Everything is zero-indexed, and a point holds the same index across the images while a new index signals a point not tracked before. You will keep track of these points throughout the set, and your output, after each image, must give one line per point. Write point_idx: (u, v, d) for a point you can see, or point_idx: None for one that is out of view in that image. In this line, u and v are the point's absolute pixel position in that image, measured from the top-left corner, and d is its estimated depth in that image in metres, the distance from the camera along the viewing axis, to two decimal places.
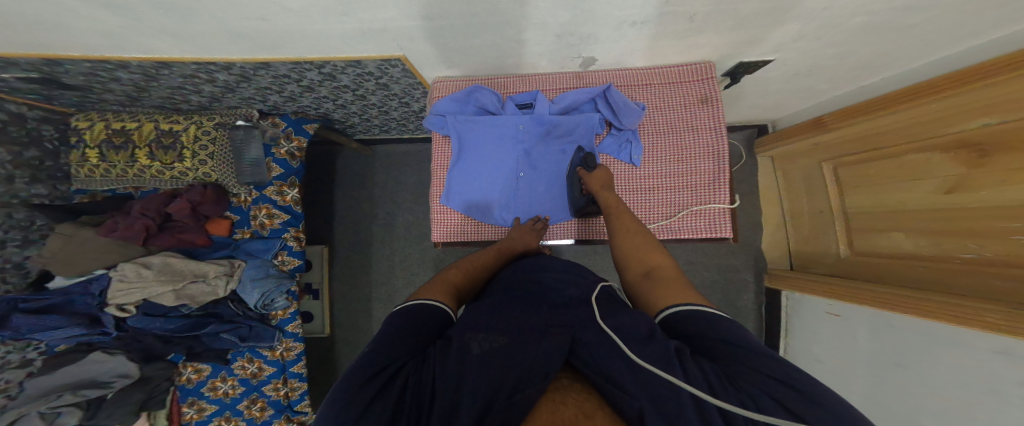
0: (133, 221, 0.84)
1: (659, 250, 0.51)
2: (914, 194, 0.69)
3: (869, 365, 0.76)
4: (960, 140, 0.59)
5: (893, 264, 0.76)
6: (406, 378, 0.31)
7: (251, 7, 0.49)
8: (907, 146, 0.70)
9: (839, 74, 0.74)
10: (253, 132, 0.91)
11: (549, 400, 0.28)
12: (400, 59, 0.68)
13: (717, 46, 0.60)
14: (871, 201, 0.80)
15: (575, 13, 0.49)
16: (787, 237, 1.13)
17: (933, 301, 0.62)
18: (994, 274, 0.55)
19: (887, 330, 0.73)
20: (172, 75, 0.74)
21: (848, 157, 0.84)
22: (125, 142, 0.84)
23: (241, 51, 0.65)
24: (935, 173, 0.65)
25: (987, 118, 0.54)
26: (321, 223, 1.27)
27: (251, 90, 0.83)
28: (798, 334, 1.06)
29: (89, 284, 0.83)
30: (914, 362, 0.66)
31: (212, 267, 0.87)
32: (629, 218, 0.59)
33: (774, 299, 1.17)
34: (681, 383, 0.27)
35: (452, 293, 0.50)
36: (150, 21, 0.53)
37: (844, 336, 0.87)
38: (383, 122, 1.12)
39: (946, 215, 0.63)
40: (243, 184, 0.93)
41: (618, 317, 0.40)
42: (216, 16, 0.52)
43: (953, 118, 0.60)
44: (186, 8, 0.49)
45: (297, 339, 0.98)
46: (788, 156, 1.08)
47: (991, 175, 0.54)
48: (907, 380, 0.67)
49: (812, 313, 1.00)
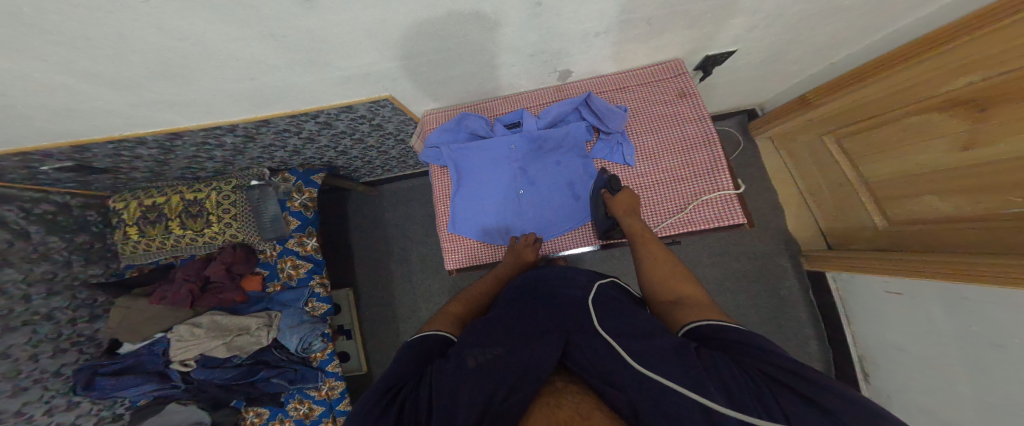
0: (178, 288, 0.93)
1: (690, 280, 0.49)
2: (928, 154, 0.68)
3: (963, 352, 0.66)
4: (954, 98, 0.61)
5: (934, 231, 0.72)
6: (405, 397, 0.35)
7: (240, 69, 0.52)
8: (906, 109, 0.70)
9: (806, 55, 0.78)
10: (267, 190, 0.98)
11: (542, 403, 0.31)
12: (388, 99, 0.68)
13: (682, 43, 0.63)
14: (891, 168, 0.77)
15: (540, 33, 0.52)
16: (814, 216, 1.07)
17: (976, 263, 0.61)
18: None
19: (963, 307, 0.65)
20: (185, 145, 0.79)
21: (847, 128, 0.85)
22: (157, 216, 0.93)
23: (241, 112, 0.68)
24: (941, 132, 0.65)
25: (972, 77, 0.57)
26: (342, 265, 1.32)
27: (258, 150, 0.88)
28: (860, 318, 0.93)
29: (152, 345, 0.93)
30: (1011, 341, 0.56)
31: (253, 320, 0.94)
32: (656, 246, 0.56)
33: (822, 285, 1.05)
34: (692, 393, 0.27)
35: (456, 322, 0.53)
36: (155, 93, 0.56)
37: (913, 317, 0.76)
38: (384, 162, 1.16)
39: (974, 172, 0.61)
40: (266, 240, 0.99)
41: (623, 320, 0.41)
42: (210, 81, 0.54)
43: (936, 80, 0.63)
44: (182, 76, 0.52)
45: (338, 377, 1.03)
46: (789, 135, 1.06)
47: (999, 128, 0.55)
48: (1004, 362, 0.58)
49: (868, 294, 0.90)
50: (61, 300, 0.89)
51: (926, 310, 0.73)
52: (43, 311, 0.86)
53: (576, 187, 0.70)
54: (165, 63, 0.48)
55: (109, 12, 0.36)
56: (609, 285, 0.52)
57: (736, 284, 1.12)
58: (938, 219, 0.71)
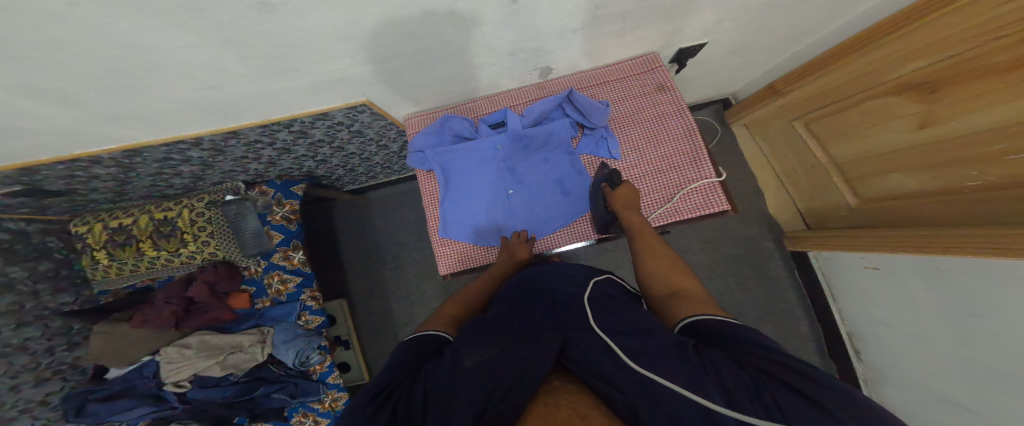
0: (160, 310, 0.90)
1: (688, 274, 0.50)
2: (889, 135, 0.73)
3: (943, 320, 0.72)
4: (905, 82, 0.66)
5: (901, 207, 0.77)
6: (400, 396, 0.35)
7: (197, 77, 0.47)
8: (863, 95, 0.75)
9: (774, 44, 0.80)
10: (244, 204, 0.94)
11: (540, 403, 0.31)
12: (366, 104, 0.66)
13: (657, 36, 0.63)
14: (858, 149, 0.82)
15: (519, 31, 0.51)
16: (791, 197, 1.11)
17: (944, 234, 0.66)
18: (1007, 197, 0.56)
19: (937, 277, 0.71)
20: (148, 162, 0.74)
21: (814, 113, 0.89)
22: (127, 238, 0.88)
23: (203, 124, 0.63)
24: (898, 113, 0.69)
25: (921, 62, 0.62)
26: (333, 276, 1.30)
27: (229, 163, 0.84)
28: (846, 294, 0.99)
29: (141, 369, 0.90)
30: (989, 311, 0.62)
31: (245, 337, 0.93)
32: (654, 240, 0.56)
33: (803, 261, 1.11)
34: (690, 393, 0.28)
35: (453, 323, 0.53)
36: (104, 107, 0.51)
37: (893, 289, 0.82)
38: (367, 169, 1.13)
39: (932, 149, 0.65)
40: (249, 256, 0.96)
41: (621, 319, 0.41)
42: (164, 91, 0.50)
43: (888, 66, 0.68)
44: (130, 86, 0.47)
45: (340, 388, 1.05)
46: (762, 121, 1.09)
47: (951, 107, 0.59)
48: (986, 330, 0.63)
49: (848, 268, 0.96)
50: (34, 330, 0.85)
51: (906, 283, 0.78)
52: (14, 344, 0.82)
53: (565, 184, 0.70)
54: (112, 74, 0.43)
55: (37, 22, 0.32)
56: (607, 281, 0.53)
57: (722, 267, 1.17)
58: (903, 195, 0.76)
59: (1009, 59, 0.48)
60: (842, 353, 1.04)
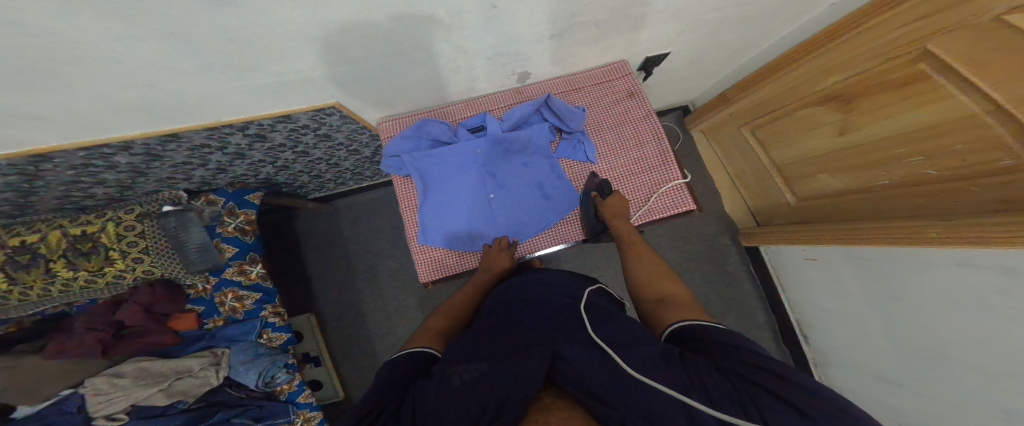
0: (81, 339, 0.78)
1: (674, 279, 0.54)
2: (816, 140, 0.83)
3: (869, 303, 0.84)
4: (826, 94, 0.76)
5: (829, 203, 0.88)
6: (388, 420, 0.33)
7: (132, 72, 0.41)
8: (794, 105, 0.85)
9: (725, 57, 0.87)
10: (186, 216, 0.85)
11: (530, 420, 0.32)
12: (335, 106, 0.62)
13: (626, 45, 0.66)
14: (793, 153, 0.92)
15: (497, 36, 0.51)
16: (742, 196, 1.23)
17: (865, 228, 0.77)
18: (909, 195, 0.67)
19: (861, 265, 0.83)
20: (61, 168, 0.63)
21: (757, 121, 0.99)
22: (32, 259, 0.72)
23: (138, 124, 0.55)
24: (821, 123, 0.80)
25: (838, 77, 0.71)
26: (299, 290, 1.21)
27: (168, 168, 0.75)
28: (790, 281, 1.13)
29: (61, 405, 0.76)
30: (907, 295, 0.74)
31: (195, 360, 0.84)
32: (641, 247, 0.62)
33: (755, 254, 1.23)
34: (677, 394, 0.31)
35: (440, 337, 0.53)
36: (6, 104, 0.41)
37: (829, 276, 0.95)
38: (334, 174, 1.07)
39: (850, 153, 0.76)
40: (196, 272, 0.86)
41: (608, 330, 0.44)
42: (89, 88, 0.42)
43: (811, 80, 0.78)
44: (41, 83, 0.39)
45: (313, 407, 1.00)
46: (715, 127, 1.20)
47: (862, 117, 0.70)
48: (907, 310, 0.75)
49: (792, 259, 1.08)
50: None
51: (838, 272, 0.91)
52: None
53: (545, 187, 0.70)
54: (16, 71, 0.36)
55: None
56: (597, 292, 0.57)
57: (688, 263, 1.26)
58: (830, 193, 0.87)
59: (908, 76, 0.58)
60: (791, 334, 1.18)
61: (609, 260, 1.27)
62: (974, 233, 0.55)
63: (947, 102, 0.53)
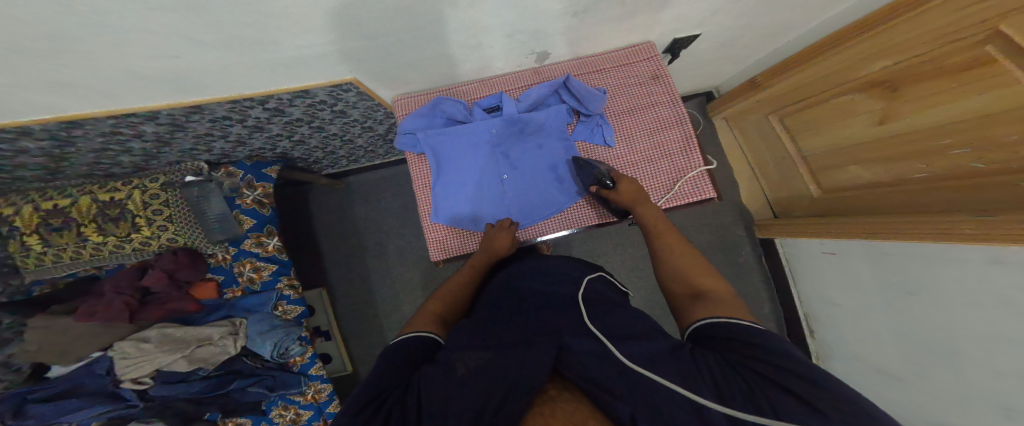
0: (109, 302, 0.81)
1: (712, 273, 0.47)
2: (851, 130, 0.79)
3: (883, 298, 0.81)
4: (870, 80, 0.71)
5: (856, 196, 0.84)
6: (392, 407, 0.33)
7: (157, 43, 0.42)
8: (831, 91, 0.80)
9: (758, 40, 0.84)
10: (208, 185, 0.87)
11: (534, 413, 0.32)
12: (352, 83, 0.63)
13: (654, 23, 0.63)
14: (822, 143, 0.88)
15: (519, 12, 0.49)
16: (761, 188, 1.19)
17: (899, 221, 0.72)
18: (947, 188, 0.64)
19: (881, 259, 0.80)
20: (90, 135, 0.65)
21: (788, 108, 0.94)
22: (66, 222, 0.78)
23: (163, 95, 0.57)
24: (860, 111, 0.75)
25: (888, 61, 0.66)
26: (311, 265, 1.24)
27: (190, 139, 0.77)
28: (803, 278, 1.09)
29: (91, 365, 0.80)
30: (923, 289, 0.71)
31: (215, 329, 0.87)
32: (672, 236, 0.56)
33: (770, 250, 1.19)
34: (680, 389, 0.29)
35: (438, 322, 0.52)
36: (33, 70, 0.43)
37: (844, 272, 0.92)
38: (348, 152, 1.08)
39: (887, 143, 0.72)
40: (216, 242, 0.89)
41: (608, 320, 0.43)
42: (115, 56, 0.43)
43: (857, 65, 0.73)
44: (71, 51, 0.41)
45: (324, 379, 1.03)
46: (740, 115, 1.15)
47: (908, 105, 0.65)
48: (918, 306, 0.73)
49: (807, 253, 1.05)
50: None
51: (855, 268, 0.87)
52: None
53: (559, 170, 0.69)
54: (43, 36, 0.37)
55: None
56: (597, 279, 0.56)
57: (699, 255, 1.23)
58: (861, 186, 0.82)
59: (970, 60, 0.52)
60: (800, 335, 1.14)
61: (617, 248, 1.25)
62: (1011, 232, 0.51)
63: (1006, 90, 0.49)
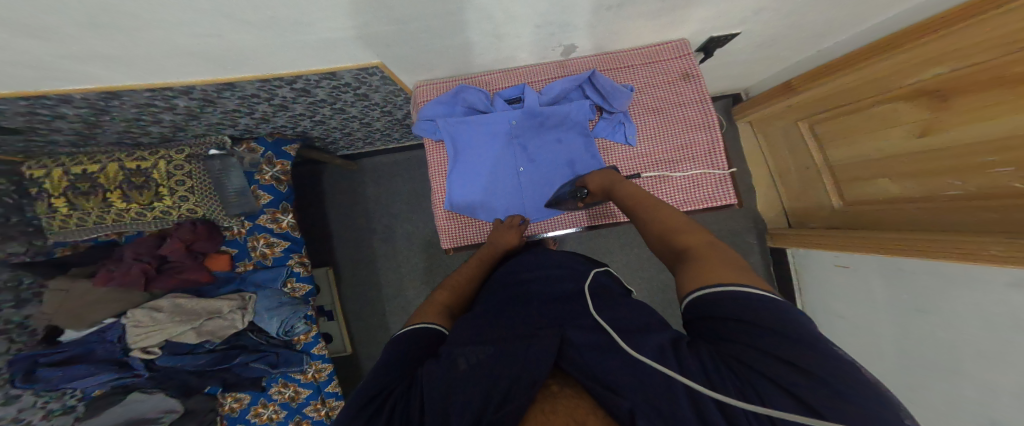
0: (128, 268, 0.83)
1: (694, 229, 0.41)
2: (888, 142, 0.77)
3: (891, 316, 0.79)
4: (918, 89, 0.68)
5: (879, 210, 0.83)
6: (396, 404, 0.32)
7: (202, 23, 0.44)
8: (872, 100, 0.78)
9: (796, 42, 0.83)
10: (229, 160, 0.89)
11: (538, 408, 0.28)
12: (378, 66, 0.64)
13: (691, 20, 0.63)
14: (852, 155, 0.87)
15: (552, 3, 0.49)
16: (779, 196, 1.16)
17: (924, 240, 0.68)
18: (979, 207, 0.62)
19: (896, 277, 0.77)
20: (125, 106, 0.69)
21: (820, 115, 0.92)
22: (93, 187, 0.79)
23: (200, 72, 0.59)
24: (901, 121, 0.73)
25: (942, 68, 0.62)
26: (321, 245, 1.26)
27: (217, 115, 0.80)
28: (812, 289, 1.06)
29: (104, 332, 0.83)
30: (936, 307, 0.69)
31: (224, 303, 0.89)
32: (651, 202, 0.51)
33: (781, 260, 1.16)
34: (675, 374, 0.27)
35: (444, 312, 0.51)
36: (82, 43, 0.45)
37: (857, 286, 0.89)
38: (365, 134, 1.10)
39: (924, 156, 0.70)
40: (232, 216, 0.91)
41: (616, 310, 0.42)
42: (161, 33, 0.45)
43: (903, 72, 0.70)
44: (123, 28, 0.43)
45: (325, 360, 0.99)
46: (766, 119, 1.13)
47: (956, 117, 0.62)
48: (933, 325, 0.70)
49: (819, 264, 1.02)
50: None
51: (868, 282, 0.85)
52: None
53: (576, 166, 0.69)
54: (99, 11, 0.39)
55: None
56: (603, 273, 0.55)
57: None
58: (891, 200, 0.80)
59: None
60: None
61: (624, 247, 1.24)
62: None
63: None
